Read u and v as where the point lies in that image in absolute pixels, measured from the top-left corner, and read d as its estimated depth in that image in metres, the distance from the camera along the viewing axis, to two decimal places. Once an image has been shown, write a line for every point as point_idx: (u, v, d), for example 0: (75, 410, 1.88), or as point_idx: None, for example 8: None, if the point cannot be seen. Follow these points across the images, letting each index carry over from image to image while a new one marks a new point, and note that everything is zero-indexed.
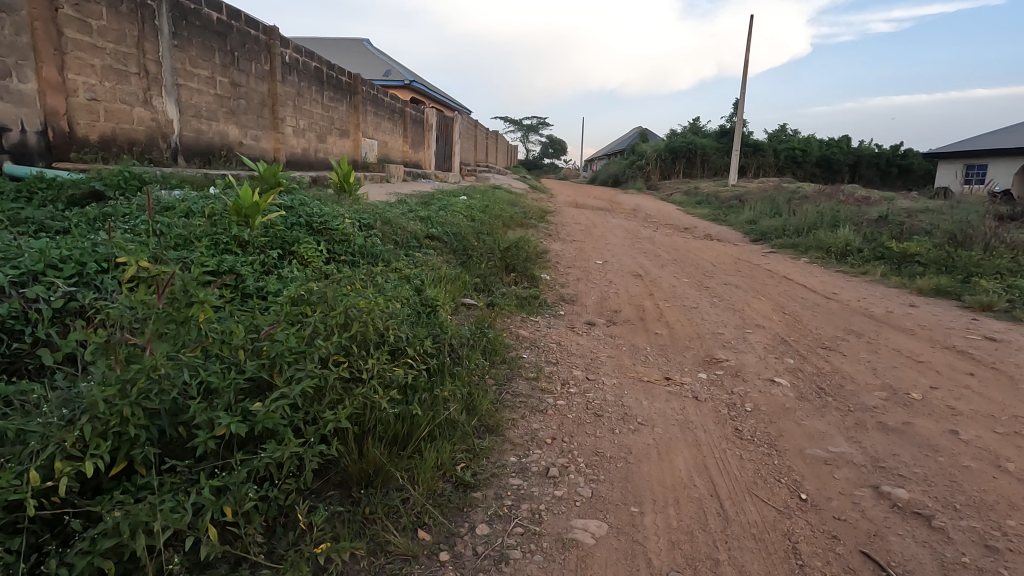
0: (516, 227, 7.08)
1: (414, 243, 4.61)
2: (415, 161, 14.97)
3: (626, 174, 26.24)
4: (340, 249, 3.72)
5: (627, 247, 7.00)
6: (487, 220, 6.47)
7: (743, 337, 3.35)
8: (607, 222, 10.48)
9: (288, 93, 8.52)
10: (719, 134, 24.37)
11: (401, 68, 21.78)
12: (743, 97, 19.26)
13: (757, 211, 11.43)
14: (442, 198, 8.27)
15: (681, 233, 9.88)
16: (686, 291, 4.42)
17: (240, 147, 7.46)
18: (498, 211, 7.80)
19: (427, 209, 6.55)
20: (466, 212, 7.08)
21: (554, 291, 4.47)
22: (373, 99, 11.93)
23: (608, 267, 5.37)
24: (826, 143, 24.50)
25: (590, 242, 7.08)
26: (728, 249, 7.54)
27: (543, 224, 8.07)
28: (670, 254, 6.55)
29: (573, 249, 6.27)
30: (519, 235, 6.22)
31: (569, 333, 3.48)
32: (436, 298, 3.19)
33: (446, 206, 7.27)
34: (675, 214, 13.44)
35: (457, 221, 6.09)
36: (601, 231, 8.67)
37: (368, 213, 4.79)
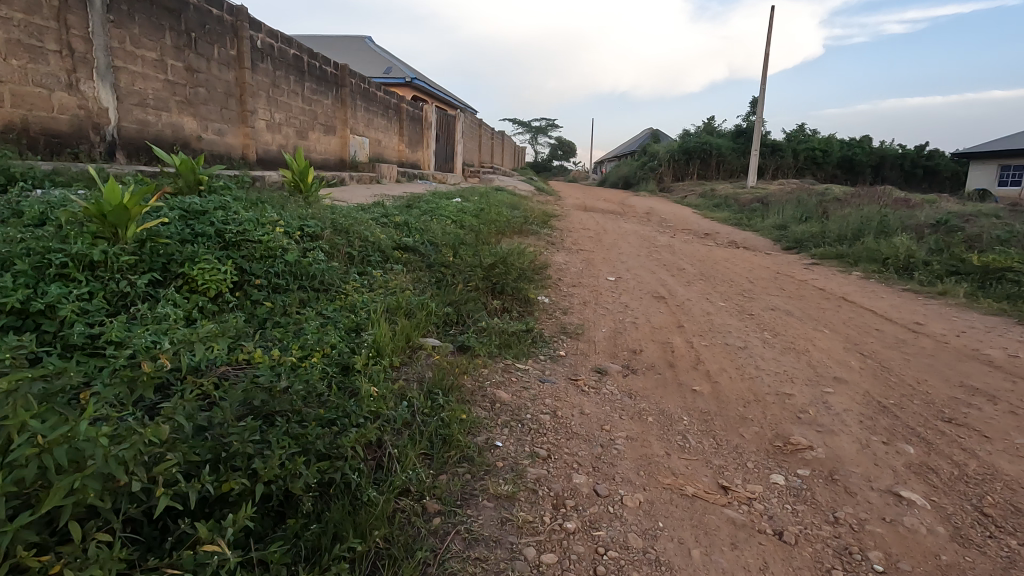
0: (512, 233, 6.07)
1: (374, 256, 3.64)
2: (412, 161, 14.04)
3: (638, 175, 25.16)
4: (261, 268, 2.74)
5: (642, 257, 5.97)
6: (477, 227, 5.47)
7: (822, 398, 2.33)
8: (618, 227, 9.45)
9: (259, 83, 7.60)
10: (735, 133, 23.23)
11: (403, 65, 20.91)
12: (762, 94, 18.17)
13: (785, 214, 10.34)
14: (431, 201, 7.30)
15: (701, 240, 8.83)
16: (725, 321, 3.40)
17: (198, 142, 6.54)
18: (493, 215, 6.81)
19: (407, 214, 5.58)
20: (455, 218, 6.10)
21: (552, 321, 3.47)
22: (364, 94, 11.00)
23: (622, 285, 4.36)
24: (849, 143, 23.27)
25: (600, 252, 6.07)
26: (760, 259, 6.48)
27: (546, 230, 7.05)
28: (694, 267, 5.51)
29: (579, 261, 5.26)
30: (514, 244, 5.22)
31: (570, 389, 2.48)
32: (374, 344, 2.23)
33: (433, 211, 6.30)
34: (693, 219, 12.36)
35: (439, 228, 5.09)
36: (611, 238, 7.64)
37: (318, 216, 3.81)
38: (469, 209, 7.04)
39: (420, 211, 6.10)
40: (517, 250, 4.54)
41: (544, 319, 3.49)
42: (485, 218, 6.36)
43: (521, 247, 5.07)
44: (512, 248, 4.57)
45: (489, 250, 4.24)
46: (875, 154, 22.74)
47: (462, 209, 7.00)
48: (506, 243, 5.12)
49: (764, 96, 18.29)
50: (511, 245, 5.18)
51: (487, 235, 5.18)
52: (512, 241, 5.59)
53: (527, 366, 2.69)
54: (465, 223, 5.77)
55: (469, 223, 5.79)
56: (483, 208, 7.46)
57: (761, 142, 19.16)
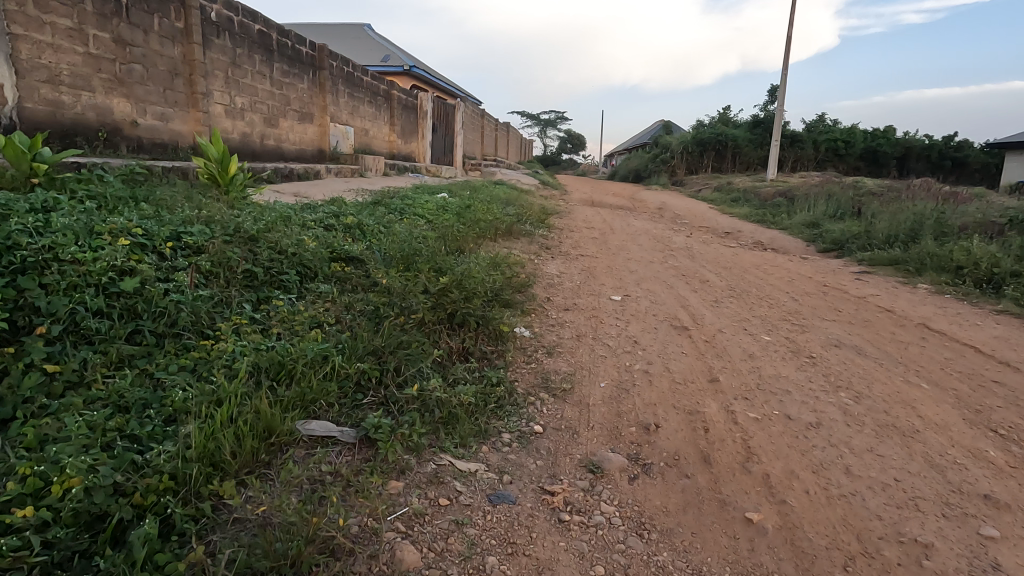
0: (497, 235, 5.06)
1: (288, 276, 2.67)
2: (405, 153, 13.06)
3: (649, 169, 24.00)
4: (66, 302, 1.78)
5: (654, 265, 4.93)
6: (450, 230, 4.48)
7: (983, 555, 1.32)
8: (627, 226, 8.39)
9: (214, 62, 6.64)
10: (752, 123, 21.94)
11: (401, 53, 19.88)
12: (782, 81, 16.96)
13: (815, 211, 9.23)
14: (408, 197, 6.30)
15: (722, 240, 7.77)
16: (778, 371, 2.37)
17: (133, 128, 5.59)
18: (480, 213, 5.82)
19: (369, 214, 4.60)
20: (429, 218, 5.11)
21: (530, 370, 2.47)
22: (347, 79, 10.01)
23: (629, 308, 3.33)
24: (874, 134, 21.90)
25: (603, 259, 5.04)
26: (797, 266, 5.42)
27: (541, 230, 6.03)
28: (720, 278, 4.48)
29: (576, 272, 4.23)
30: (497, 252, 4.21)
31: (540, 520, 1.47)
32: (177, 464, 1.26)
33: (406, 209, 5.32)
34: (709, 215, 11.27)
35: (402, 233, 4.11)
36: (618, 239, 6.60)
37: (217, 217, 2.83)
38: (450, 207, 6.08)
39: (389, 210, 5.11)
40: (493, 261, 3.55)
41: (518, 366, 2.50)
42: (467, 217, 5.35)
43: (503, 256, 4.07)
44: (488, 259, 3.58)
45: (455, 263, 3.25)
46: (901, 146, 21.36)
47: (442, 206, 6.02)
48: (485, 251, 4.12)
49: (785, 83, 17.04)
50: (492, 253, 4.18)
51: (464, 240, 4.19)
52: (495, 247, 4.59)
53: (476, 466, 1.70)
54: (440, 224, 4.78)
55: (446, 224, 4.80)
56: (470, 205, 6.45)
57: (781, 132, 17.91)
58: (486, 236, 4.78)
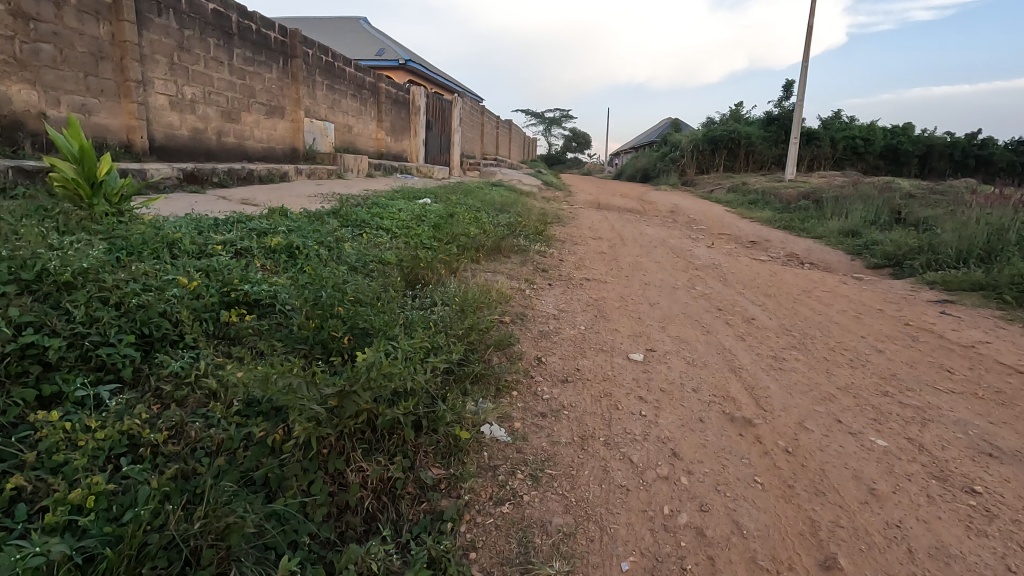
0: (481, 255, 4.03)
1: (115, 347, 1.69)
2: (395, 151, 12.05)
3: (658, 168, 22.93)
4: None
5: (678, 293, 3.88)
6: (416, 252, 3.46)
7: None
8: (639, 233, 7.36)
9: (154, 44, 5.65)
10: (766, 120, 20.66)
11: (396, 47, 18.89)
12: (802, 75, 15.84)
13: (850, 217, 8.17)
14: (379, 203, 5.27)
15: (749, 252, 6.72)
16: (940, 543, 1.33)
17: (41, 122, 4.61)
18: (464, 224, 4.81)
19: (315, 229, 3.59)
20: (397, 234, 4.08)
21: (499, 523, 1.45)
22: (325, 69, 8.99)
23: (656, 375, 2.28)
24: (894, 131, 20.66)
25: (614, 284, 4.00)
26: (854, 290, 4.38)
27: (538, 245, 4.97)
28: (767, 315, 3.43)
29: (579, 308, 3.18)
30: (474, 284, 3.19)
31: None
32: None
33: (370, 221, 4.30)
34: (728, 220, 10.22)
35: (348, 259, 3.09)
36: (630, 252, 5.54)
37: (18, 250, 1.84)
38: (429, 216, 5.05)
39: (347, 223, 4.09)
40: (462, 307, 2.52)
41: (475, 514, 1.47)
42: (445, 231, 4.31)
43: (481, 292, 3.04)
44: (455, 303, 2.56)
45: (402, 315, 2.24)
46: (924, 144, 20.11)
47: (419, 215, 4.99)
48: (459, 284, 3.09)
49: (804, 77, 15.85)
50: (467, 285, 3.15)
51: (431, 268, 3.16)
52: (475, 273, 3.58)
53: None
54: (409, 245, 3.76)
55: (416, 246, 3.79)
56: (454, 214, 5.41)
57: (799, 129, 16.74)
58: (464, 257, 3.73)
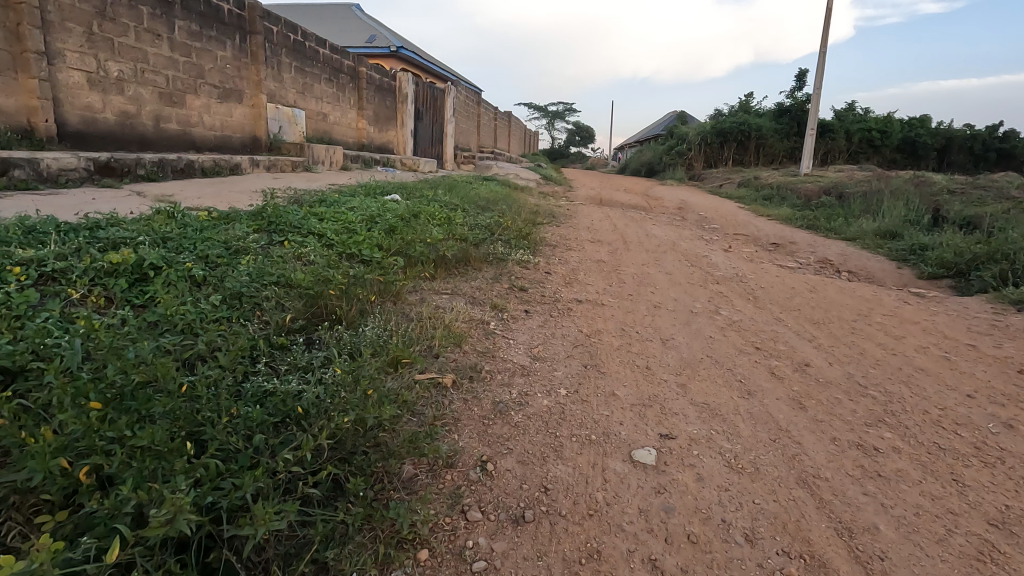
0: (436, 270, 3.07)
1: None
2: (378, 142, 11.10)
3: (664, 162, 21.90)
4: None
5: (699, 322, 2.92)
6: (336, 273, 2.50)
7: None
8: (645, 235, 6.40)
9: (64, 9, 4.71)
10: (777, 112, 19.52)
11: (389, 33, 17.91)
12: (820, 62, 14.78)
13: (885, 217, 7.17)
14: (328, 200, 4.32)
15: (772, 257, 5.76)
16: None
17: None
18: (428, 228, 3.87)
19: (208, 236, 2.66)
20: (330, 244, 3.13)
21: None
22: (293, 49, 8.03)
23: (681, 502, 1.34)
24: (912, 123, 19.54)
25: (614, 309, 3.05)
26: (923, 313, 3.41)
27: (520, 252, 4.02)
28: (826, 358, 2.47)
29: (563, 353, 2.23)
30: (408, 324, 2.22)
31: None
32: None
33: (305, 224, 3.36)
34: (743, 219, 9.23)
35: (232, 284, 2.19)
36: (635, 260, 4.58)
37: None
38: (390, 216, 4.09)
39: (266, 229, 3.15)
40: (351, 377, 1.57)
41: None
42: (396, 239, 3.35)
43: (412, 339, 2.07)
44: (344, 370, 1.60)
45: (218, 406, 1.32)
46: (943, 137, 18.93)
47: (375, 215, 4.04)
48: (380, 323, 2.13)
49: (820, 64, 14.71)
50: (394, 326, 2.18)
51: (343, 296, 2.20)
52: (419, 298, 2.62)
53: None
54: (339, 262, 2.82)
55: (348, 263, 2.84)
56: (422, 214, 4.44)
57: (815, 121, 15.67)
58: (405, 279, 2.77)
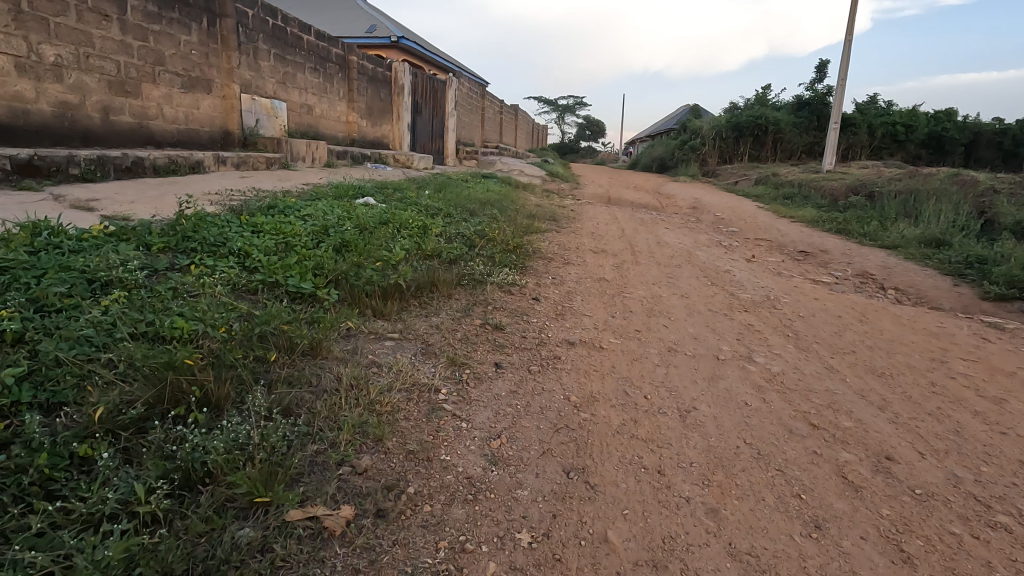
0: (382, 301, 2.37)
1: None
2: (371, 137, 10.42)
3: (676, 157, 21.02)
4: None
5: (728, 375, 2.21)
6: (227, 319, 1.82)
7: None
8: (657, 241, 5.67)
9: None
10: (796, 104, 18.55)
11: (390, 23, 17.21)
12: (845, 50, 13.81)
13: (927, 223, 6.37)
14: (279, 207, 3.64)
15: (803, 272, 5.01)
16: None
17: None
18: (392, 243, 3.19)
19: (68, 265, 2.00)
20: (250, 269, 2.45)
21: None
22: (271, 35, 7.35)
23: None
24: (939, 116, 18.47)
25: (617, 355, 2.34)
26: (1013, 356, 2.67)
27: (503, 270, 3.32)
28: (912, 443, 1.76)
29: (536, 445, 1.54)
30: (307, 407, 1.52)
31: None
32: None
33: (228, 240, 2.68)
34: (765, 221, 8.44)
35: (56, 343, 1.52)
36: (645, 277, 3.87)
37: None
38: (349, 227, 3.40)
39: (171, 251, 2.48)
40: None
41: None
42: (339, 259, 2.66)
43: (299, 438, 1.38)
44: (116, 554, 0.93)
45: None
46: (972, 131, 17.82)
47: (329, 225, 3.36)
48: (256, 407, 1.42)
49: (845, 53, 13.72)
50: (284, 410, 1.49)
51: (208, 367, 1.50)
52: (345, 350, 1.93)
53: None
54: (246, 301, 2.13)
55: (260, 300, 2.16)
56: (391, 222, 3.74)
57: (839, 114, 14.72)
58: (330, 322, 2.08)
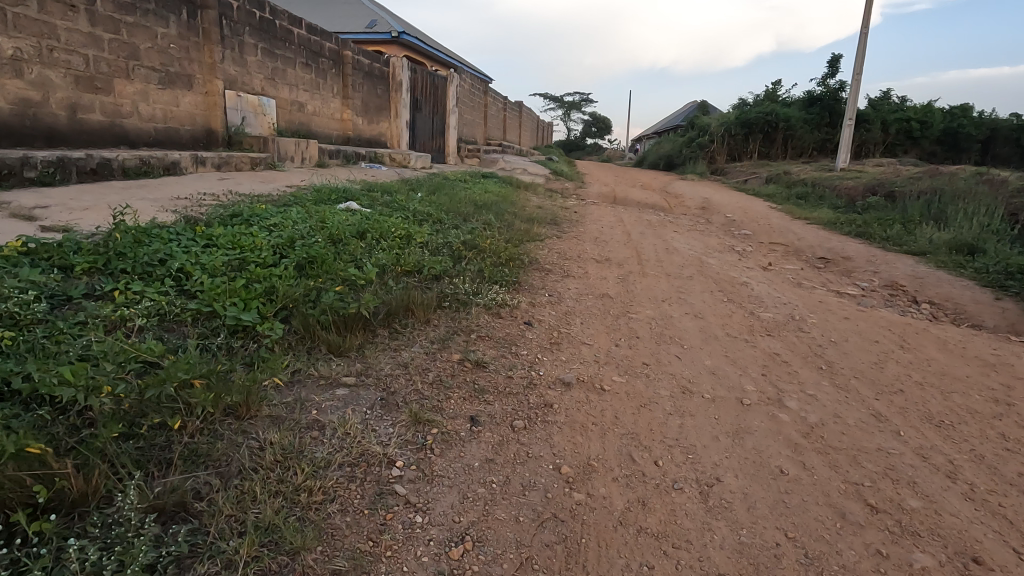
0: (339, 335, 2.00)
1: None
2: (367, 135, 10.05)
3: (683, 154, 20.52)
4: None
5: (756, 430, 1.81)
6: (127, 371, 1.45)
7: None
8: (666, 248, 5.27)
9: None
10: (807, 100, 18.01)
11: (391, 18, 16.85)
12: (861, 43, 13.28)
13: (956, 227, 5.92)
14: (244, 216, 3.27)
15: (825, 283, 4.60)
16: None
17: None
18: (366, 258, 2.81)
19: None
20: (187, 294, 2.08)
21: None
22: (258, 28, 6.97)
23: None
24: (956, 112, 17.88)
25: (621, 401, 1.95)
26: None
27: (493, 287, 2.94)
28: (1001, 536, 1.37)
29: (510, 553, 1.19)
30: (207, 503, 1.16)
31: None
32: None
33: (170, 258, 2.32)
34: (778, 223, 8.01)
35: None
36: (653, 293, 3.47)
37: None
38: (319, 238, 3.03)
39: (98, 273, 2.12)
40: None
41: None
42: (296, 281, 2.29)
43: (179, 561, 1.03)
44: None
45: None
46: (989, 127, 17.21)
47: (296, 236, 2.99)
48: (124, 519, 1.05)
49: (861, 46, 13.18)
50: (173, 509, 1.13)
51: (70, 455, 1.14)
52: (278, 404, 1.56)
53: None
54: (170, 339, 1.76)
55: (188, 337, 1.79)
56: (369, 231, 3.36)
57: (853, 110, 14.20)
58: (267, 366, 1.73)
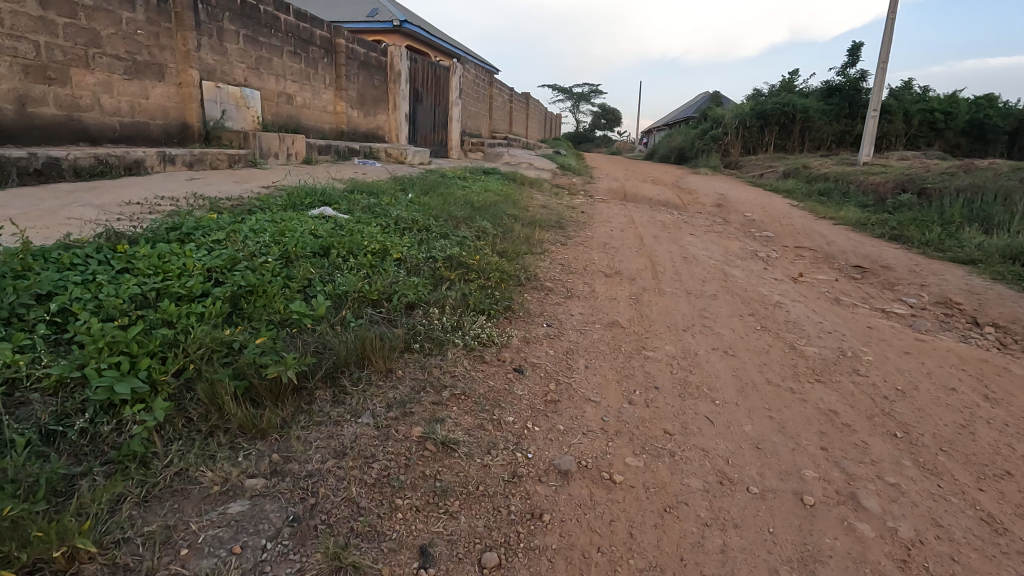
0: (255, 407, 1.49)
1: None
2: (363, 128, 9.52)
3: (696, 147, 19.79)
4: None
5: (832, 559, 1.28)
6: None
7: None
8: (682, 256, 4.70)
9: None
10: (826, 90, 17.21)
11: (393, 6, 16.28)
12: (887, 28, 12.49)
13: (1007, 232, 5.30)
14: (186, 229, 2.75)
15: (867, 300, 4.01)
16: None
17: None
18: (320, 286, 2.29)
19: None
20: (60, 350, 1.57)
21: None
22: (240, 13, 6.43)
23: None
24: (982, 103, 17.00)
25: (639, 503, 1.42)
26: None
27: (477, 319, 2.41)
28: None
29: None
30: None
31: None
32: None
33: (56, 294, 1.81)
34: (802, 224, 7.39)
35: None
36: (672, 319, 2.93)
37: None
38: (270, 257, 2.52)
39: None
40: None
41: None
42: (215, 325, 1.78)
43: None
44: None
45: None
46: (1017, 118, 16.36)
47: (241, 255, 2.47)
48: None
49: (888, 32, 12.39)
50: None
51: None
52: (130, 542, 1.07)
53: None
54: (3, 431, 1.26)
55: (31, 425, 1.28)
56: (335, 245, 2.84)
57: (877, 100, 13.42)
58: (130, 472, 1.22)
